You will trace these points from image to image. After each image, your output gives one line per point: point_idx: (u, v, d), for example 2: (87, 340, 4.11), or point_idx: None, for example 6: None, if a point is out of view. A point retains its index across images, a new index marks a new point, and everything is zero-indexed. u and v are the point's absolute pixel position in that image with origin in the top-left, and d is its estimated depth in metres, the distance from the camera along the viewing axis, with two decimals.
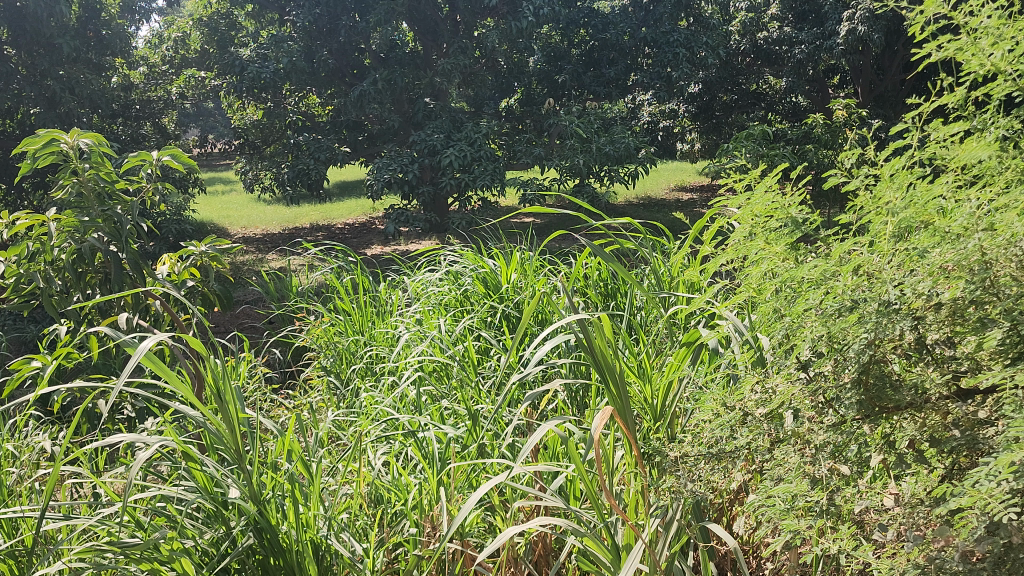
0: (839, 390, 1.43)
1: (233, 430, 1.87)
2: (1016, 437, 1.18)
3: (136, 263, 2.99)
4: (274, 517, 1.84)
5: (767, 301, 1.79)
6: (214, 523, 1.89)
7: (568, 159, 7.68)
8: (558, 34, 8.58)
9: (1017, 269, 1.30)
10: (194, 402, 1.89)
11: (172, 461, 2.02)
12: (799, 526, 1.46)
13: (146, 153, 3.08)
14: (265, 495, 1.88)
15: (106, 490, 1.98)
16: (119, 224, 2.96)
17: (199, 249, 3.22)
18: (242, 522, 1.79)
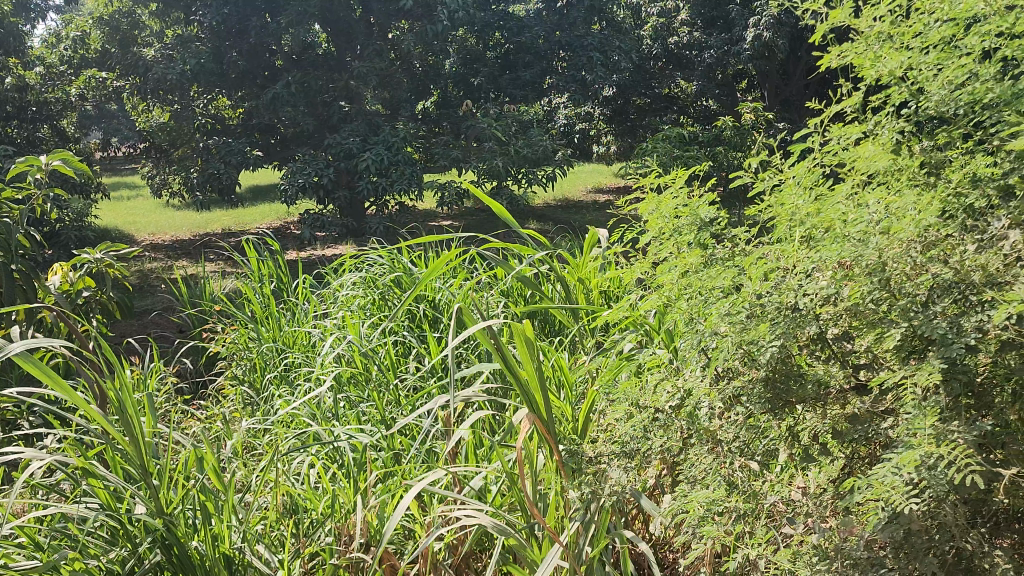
0: (747, 386, 1.36)
1: (138, 442, 1.79)
2: (913, 432, 1.15)
3: (31, 279, 2.62)
4: (183, 532, 1.76)
5: (676, 307, 1.60)
6: (119, 541, 1.78)
7: (487, 161, 7.60)
8: (473, 37, 8.50)
9: (911, 271, 1.23)
10: (93, 416, 1.73)
11: (70, 478, 1.87)
12: (714, 529, 1.38)
13: (33, 156, 2.75)
14: (173, 510, 1.80)
15: (2, 510, 1.83)
16: (5, 235, 2.57)
17: (94, 256, 2.83)
18: (148, 540, 1.71)
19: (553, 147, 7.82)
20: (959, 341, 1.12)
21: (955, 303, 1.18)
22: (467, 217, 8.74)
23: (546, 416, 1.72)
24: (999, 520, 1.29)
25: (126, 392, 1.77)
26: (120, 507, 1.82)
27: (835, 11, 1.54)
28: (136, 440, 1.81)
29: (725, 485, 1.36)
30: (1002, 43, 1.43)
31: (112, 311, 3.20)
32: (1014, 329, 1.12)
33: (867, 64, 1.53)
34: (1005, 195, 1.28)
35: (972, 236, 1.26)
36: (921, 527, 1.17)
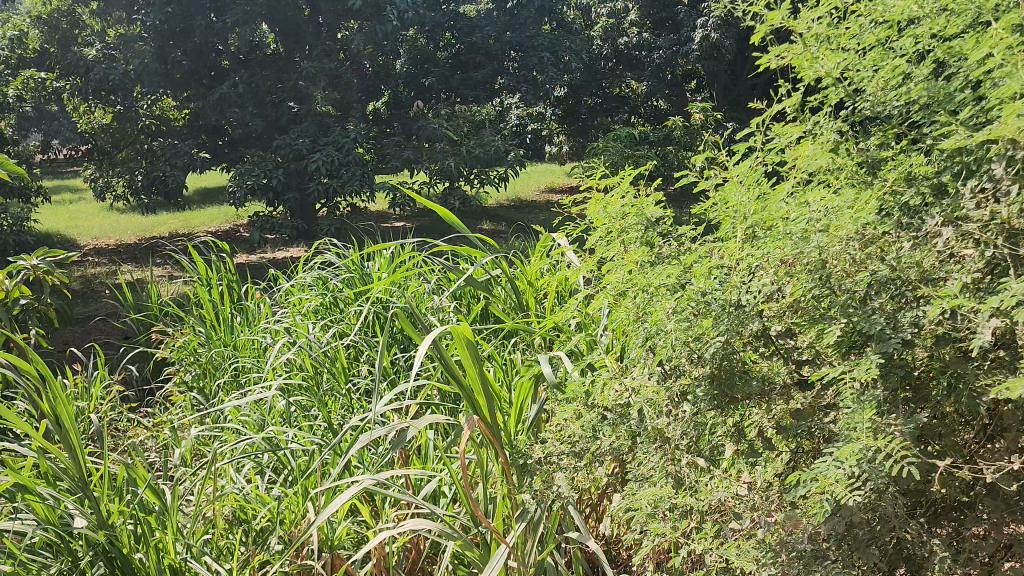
0: (694, 384, 1.37)
1: (77, 460, 1.74)
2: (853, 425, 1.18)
3: None
4: (126, 543, 1.73)
5: (623, 308, 1.60)
6: (59, 556, 1.74)
7: (438, 161, 7.56)
8: (424, 37, 8.45)
9: (850, 267, 1.26)
10: (29, 432, 1.68)
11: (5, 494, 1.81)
12: (663, 528, 1.39)
13: None
14: (116, 522, 1.76)
15: None
16: None
17: (32, 262, 2.74)
18: (90, 553, 1.68)
19: (505, 148, 7.81)
20: (896, 336, 1.15)
21: (892, 298, 1.21)
22: (420, 218, 8.68)
23: (491, 420, 1.71)
24: (936, 509, 1.32)
25: (64, 404, 1.73)
26: (59, 522, 1.77)
27: (773, 13, 1.55)
28: (75, 455, 1.77)
29: (672, 482, 1.37)
30: (933, 45, 1.47)
31: (52, 318, 3.10)
32: (947, 323, 1.16)
33: (805, 64, 1.55)
34: (938, 194, 1.32)
35: (907, 233, 1.29)
36: (862, 519, 1.19)
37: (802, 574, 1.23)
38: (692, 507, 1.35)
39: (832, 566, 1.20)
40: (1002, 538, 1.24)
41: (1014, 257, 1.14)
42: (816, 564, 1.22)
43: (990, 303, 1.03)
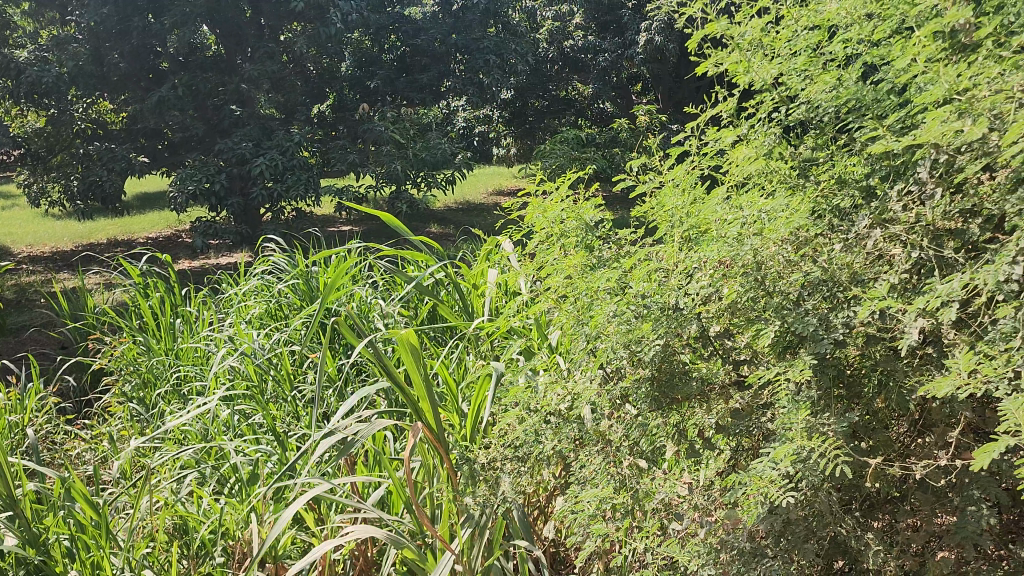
0: (632, 388, 1.38)
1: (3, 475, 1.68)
2: (790, 425, 1.19)
3: None
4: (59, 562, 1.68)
5: (562, 314, 1.60)
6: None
7: (385, 164, 7.49)
8: (368, 39, 8.36)
9: (784, 268, 1.28)
10: None
11: None
12: (605, 531, 1.38)
13: None
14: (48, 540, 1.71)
15: None
16: None
17: None
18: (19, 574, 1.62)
19: (451, 151, 7.77)
20: (828, 336, 1.16)
21: (825, 298, 1.23)
22: (366, 221, 8.59)
23: (437, 426, 1.71)
24: (871, 502, 1.34)
25: None
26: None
27: (708, 18, 1.56)
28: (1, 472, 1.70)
29: (614, 485, 1.37)
30: (862, 50, 1.51)
31: None
32: (877, 322, 1.18)
33: (740, 69, 1.57)
34: (868, 196, 1.35)
35: (839, 235, 1.31)
36: (798, 517, 1.21)
37: (742, 572, 1.24)
38: (631, 509, 1.36)
39: (771, 564, 1.22)
40: (934, 529, 1.26)
41: (938, 257, 1.18)
42: (754, 562, 1.24)
43: (917, 303, 1.05)
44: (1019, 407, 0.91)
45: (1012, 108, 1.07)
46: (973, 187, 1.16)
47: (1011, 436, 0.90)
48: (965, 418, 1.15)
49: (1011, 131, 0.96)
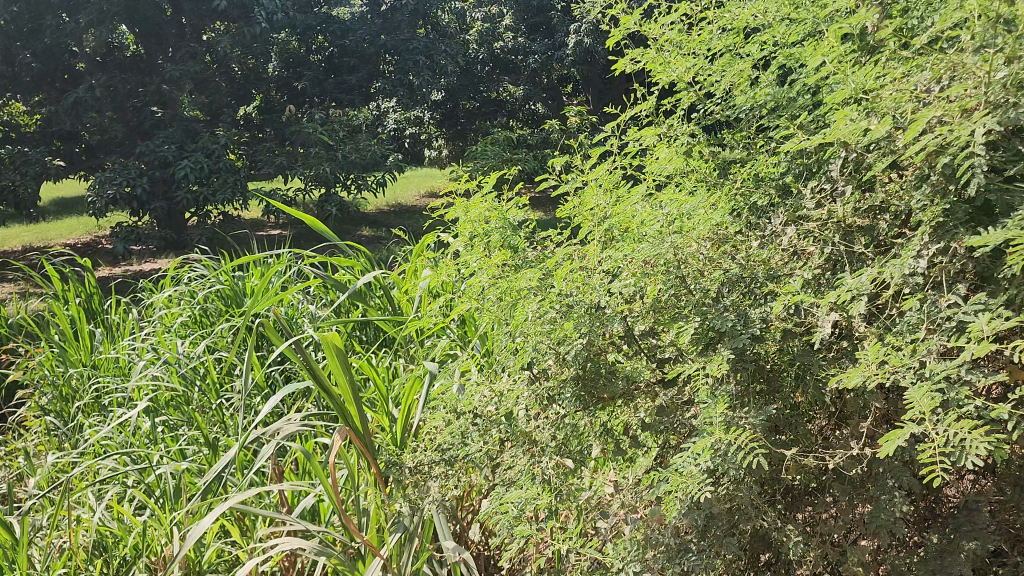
0: (558, 388, 1.38)
1: None
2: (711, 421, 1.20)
3: None
4: None
5: (487, 314, 1.59)
6: None
7: (314, 167, 7.36)
8: (295, 40, 8.20)
9: (703, 266, 1.29)
10: None
11: None
12: (529, 533, 1.37)
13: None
14: None
15: None
16: None
17: None
18: None
19: (382, 152, 7.67)
20: (746, 331, 1.18)
21: (743, 296, 1.25)
22: (296, 224, 8.43)
23: (365, 430, 1.69)
24: (792, 495, 1.36)
25: None
26: None
27: (626, 18, 1.57)
28: None
29: (539, 485, 1.37)
30: (776, 52, 1.54)
31: None
32: (793, 317, 1.21)
33: (658, 69, 1.57)
34: (784, 194, 1.38)
35: (756, 233, 1.34)
36: (721, 511, 1.22)
37: (666, 568, 1.25)
38: (555, 508, 1.36)
39: (695, 560, 1.23)
40: (852, 518, 1.28)
41: (849, 253, 1.21)
42: (678, 558, 1.24)
43: (829, 296, 1.08)
44: (923, 394, 0.94)
45: (914, 106, 1.12)
46: (879, 183, 1.20)
47: (916, 423, 0.93)
48: (877, 408, 1.17)
49: (912, 127, 0.99)
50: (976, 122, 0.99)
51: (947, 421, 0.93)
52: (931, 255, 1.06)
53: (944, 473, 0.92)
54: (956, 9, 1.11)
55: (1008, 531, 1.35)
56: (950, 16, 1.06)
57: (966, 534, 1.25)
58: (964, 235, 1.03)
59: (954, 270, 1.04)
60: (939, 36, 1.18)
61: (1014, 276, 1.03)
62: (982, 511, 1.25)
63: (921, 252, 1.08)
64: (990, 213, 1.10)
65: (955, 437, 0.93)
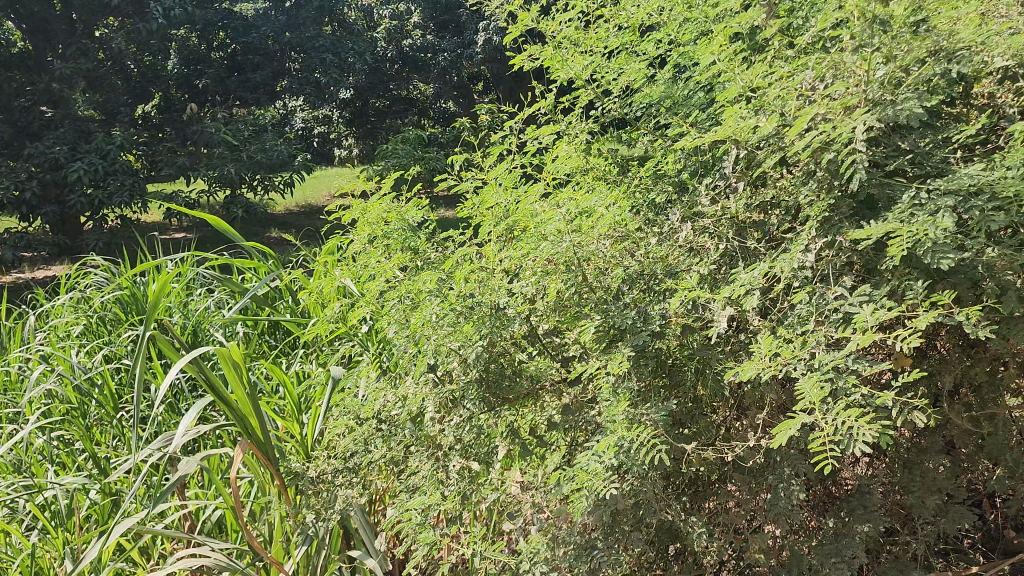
0: (463, 389, 1.36)
1: None
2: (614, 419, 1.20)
3: None
4: None
5: (388, 314, 1.55)
6: None
7: (218, 168, 7.12)
8: (195, 36, 7.90)
9: (603, 263, 1.29)
10: None
11: None
12: (435, 539, 1.35)
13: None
14: None
15: None
16: None
17: None
18: None
19: (289, 152, 7.46)
20: (646, 328, 1.18)
21: (643, 292, 1.26)
22: (200, 227, 8.14)
23: (265, 441, 1.63)
24: (698, 486, 1.38)
25: None
26: None
27: (522, 14, 1.56)
28: None
29: (441, 491, 1.35)
30: (670, 50, 1.57)
31: None
32: (691, 312, 1.22)
33: (556, 66, 1.56)
34: (680, 190, 1.40)
35: (654, 229, 1.35)
36: (626, 507, 1.22)
37: (573, 568, 1.25)
38: (458, 513, 1.34)
39: (601, 557, 1.23)
40: (753, 507, 1.31)
41: (742, 248, 1.24)
42: (585, 556, 1.24)
43: (724, 292, 1.10)
44: (814, 385, 0.96)
45: (799, 104, 1.14)
46: (769, 179, 1.23)
47: (806, 414, 0.96)
48: (772, 399, 1.20)
49: (797, 124, 1.02)
50: (857, 118, 1.02)
51: (836, 410, 0.95)
52: (818, 249, 1.09)
53: (833, 461, 0.94)
54: (840, 9, 1.14)
55: (897, 511, 1.41)
56: (830, 15, 1.09)
57: (859, 518, 1.29)
58: (848, 229, 1.06)
59: (840, 263, 1.07)
60: (821, 35, 1.23)
61: (896, 267, 1.07)
62: (874, 493, 1.30)
63: (808, 246, 1.11)
64: (873, 207, 1.14)
65: (842, 426, 0.95)
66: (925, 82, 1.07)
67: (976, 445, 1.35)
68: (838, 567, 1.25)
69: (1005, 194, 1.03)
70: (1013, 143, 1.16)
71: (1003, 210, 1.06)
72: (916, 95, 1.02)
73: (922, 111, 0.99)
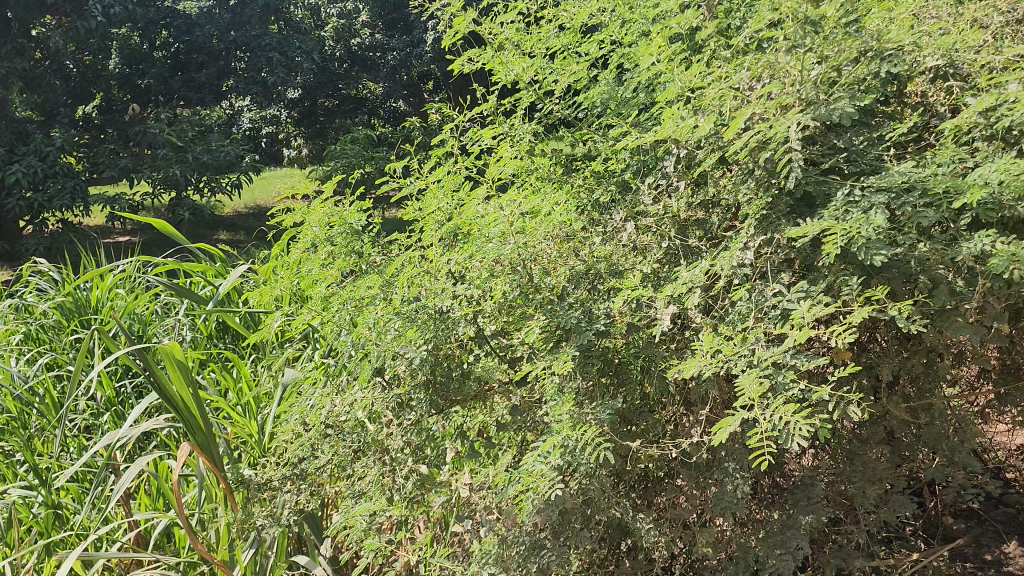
0: (409, 392, 1.35)
1: None
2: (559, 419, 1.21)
3: None
4: None
5: (333, 317, 1.54)
6: None
7: (162, 170, 6.95)
8: (137, 35, 7.73)
9: (548, 264, 1.29)
10: None
11: None
12: (381, 545, 1.34)
13: None
14: None
15: None
16: None
17: None
18: None
19: (237, 153, 7.31)
20: (590, 328, 1.19)
21: (587, 291, 1.26)
22: (145, 230, 7.95)
23: (214, 447, 1.61)
24: (646, 483, 1.39)
25: None
26: None
27: (463, 15, 1.55)
28: None
29: (386, 495, 1.35)
30: (613, 51, 1.58)
31: None
32: (635, 311, 1.23)
33: (498, 67, 1.56)
34: (623, 190, 1.42)
35: (597, 229, 1.36)
36: (574, 507, 1.22)
37: (520, 569, 1.25)
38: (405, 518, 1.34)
39: (550, 557, 1.23)
40: (702, 502, 1.32)
41: (684, 247, 1.26)
42: (533, 557, 1.24)
43: (666, 291, 1.11)
44: (753, 381, 0.97)
45: (735, 105, 1.16)
46: (709, 179, 1.26)
47: (746, 410, 0.97)
48: (716, 395, 1.21)
49: (733, 125, 1.04)
50: (791, 119, 1.05)
51: (775, 406, 0.97)
52: (757, 247, 1.11)
53: (772, 456, 0.96)
54: (774, 11, 1.16)
55: (840, 502, 1.44)
56: (763, 17, 1.12)
57: (803, 509, 1.31)
58: (786, 227, 1.08)
59: (778, 260, 1.09)
60: (756, 36, 1.25)
61: (832, 263, 1.10)
62: (816, 485, 1.32)
63: (748, 244, 1.13)
64: (809, 205, 1.16)
65: (781, 421, 0.97)
66: (858, 83, 1.10)
67: (913, 435, 1.39)
68: (783, 558, 1.28)
69: (935, 191, 1.06)
70: (943, 141, 1.20)
71: (934, 207, 1.09)
72: (848, 95, 1.05)
73: (854, 111, 1.01)
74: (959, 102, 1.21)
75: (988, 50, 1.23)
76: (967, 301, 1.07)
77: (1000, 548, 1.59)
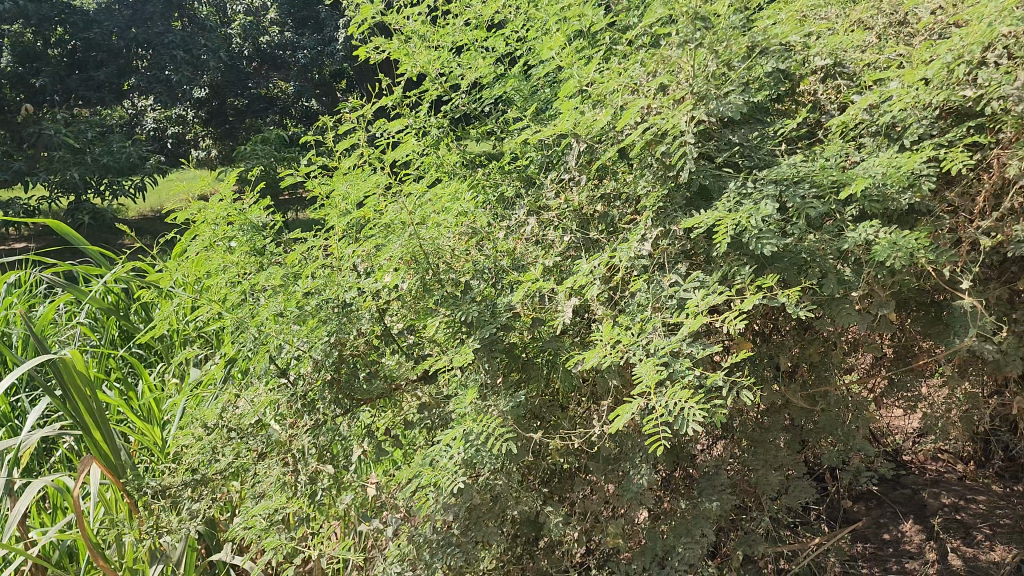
0: (312, 391, 1.32)
1: None
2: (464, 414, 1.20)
3: None
4: None
5: (234, 317, 1.49)
6: None
7: (58, 172, 6.61)
8: (29, 31, 7.37)
9: (454, 258, 1.28)
10: None
11: None
12: (281, 544, 1.32)
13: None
14: None
15: None
16: None
17: None
18: None
19: (140, 155, 6.97)
20: (493, 322, 1.19)
21: (490, 286, 1.26)
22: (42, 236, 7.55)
23: (116, 458, 1.54)
24: (556, 477, 1.39)
25: None
26: None
27: (367, 6, 1.53)
28: None
29: (286, 494, 1.33)
30: (518, 47, 1.58)
31: None
32: (538, 306, 1.23)
33: (403, 60, 1.54)
34: (528, 185, 1.43)
35: (502, 224, 1.36)
36: (481, 503, 1.22)
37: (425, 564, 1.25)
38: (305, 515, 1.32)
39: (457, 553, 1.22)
40: (613, 493, 1.33)
41: (586, 240, 1.28)
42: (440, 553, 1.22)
43: (567, 283, 1.12)
44: (650, 369, 0.99)
45: (632, 99, 1.18)
46: (609, 174, 1.28)
47: (642, 397, 0.98)
48: (621, 387, 1.22)
49: (627, 118, 1.06)
50: (685, 112, 1.07)
51: (671, 392, 0.98)
52: (655, 239, 1.14)
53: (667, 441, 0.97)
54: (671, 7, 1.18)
55: (745, 488, 1.47)
56: (657, 12, 1.14)
57: (708, 495, 1.34)
58: (681, 219, 1.11)
59: (674, 251, 1.12)
60: (653, 32, 1.27)
61: (727, 254, 1.13)
62: (721, 472, 1.35)
63: (645, 236, 1.15)
64: (705, 198, 1.19)
65: (677, 406, 0.98)
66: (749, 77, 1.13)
67: (811, 419, 1.43)
68: (690, 548, 1.30)
69: (824, 183, 1.10)
70: (832, 137, 1.24)
71: (821, 198, 1.13)
72: (737, 90, 1.08)
73: (743, 105, 1.05)
74: (846, 98, 1.26)
75: (873, 50, 1.28)
76: (854, 289, 1.11)
77: (897, 527, 1.66)
